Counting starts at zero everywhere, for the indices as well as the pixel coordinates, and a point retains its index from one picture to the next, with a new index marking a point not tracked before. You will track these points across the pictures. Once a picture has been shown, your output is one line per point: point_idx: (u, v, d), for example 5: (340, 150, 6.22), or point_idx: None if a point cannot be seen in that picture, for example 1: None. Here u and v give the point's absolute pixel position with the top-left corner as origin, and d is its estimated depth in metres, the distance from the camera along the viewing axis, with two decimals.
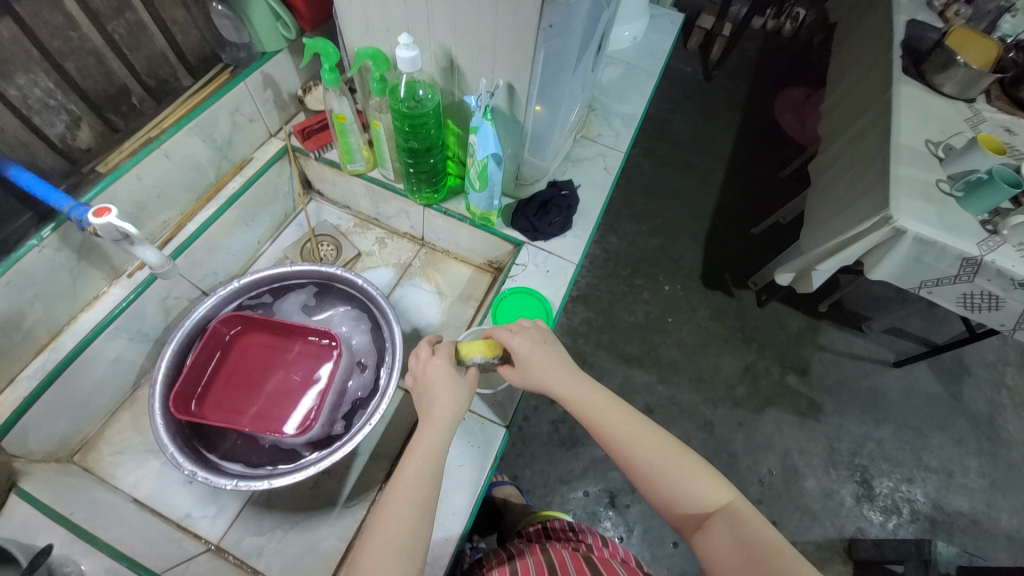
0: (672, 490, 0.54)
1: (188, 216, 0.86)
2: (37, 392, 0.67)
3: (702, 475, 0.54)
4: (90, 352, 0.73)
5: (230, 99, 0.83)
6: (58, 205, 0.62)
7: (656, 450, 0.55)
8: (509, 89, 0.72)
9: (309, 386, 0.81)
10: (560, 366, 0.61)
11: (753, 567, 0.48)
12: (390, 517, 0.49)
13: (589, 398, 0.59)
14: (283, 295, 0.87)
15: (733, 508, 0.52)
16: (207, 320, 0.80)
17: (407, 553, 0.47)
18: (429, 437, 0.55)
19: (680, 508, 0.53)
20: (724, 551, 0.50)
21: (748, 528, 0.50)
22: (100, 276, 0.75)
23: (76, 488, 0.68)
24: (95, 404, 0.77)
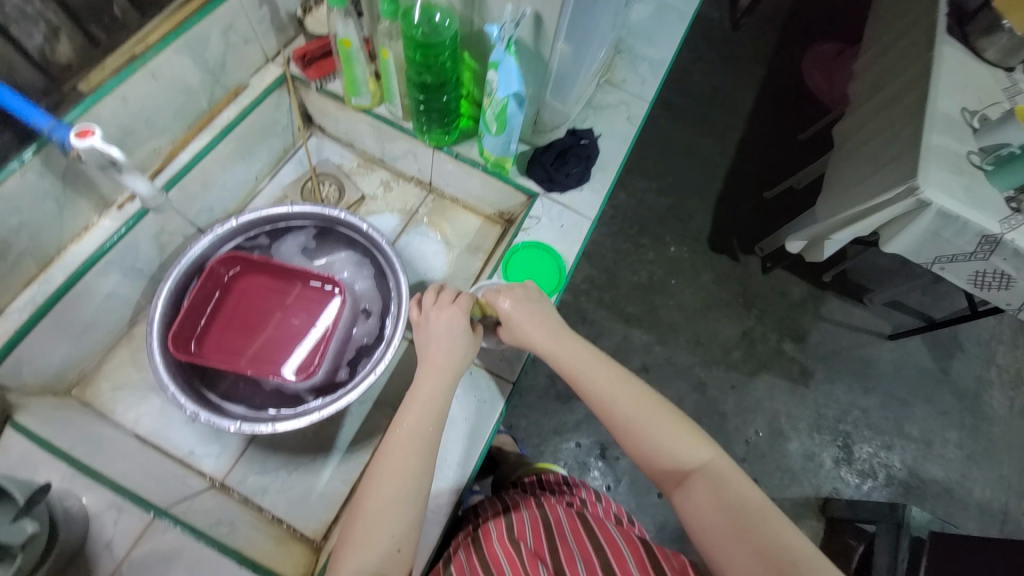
0: (653, 447, 0.53)
1: (180, 145, 0.79)
2: (29, 326, 0.65)
3: (684, 432, 0.53)
4: (82, 287, 0.69)
5: (223, 15, 0.75)
6: (36, 124, 0.57)
7: (635, 407, 0.54)
8: (537, 19, 0.65)
9: (310, 330, 0.79)
10: (545, 325, 0.59)
11: (729, 524, 0.48)
12: (397, 472, 0.48)
13: (572, 356, 0.57)
14: (281, 238, 0.83)
15: (713, 466, 0.51)
16: (203, 258, 0.77)
17: (411, 503, 0.47)
18: (433, 386, 0.54)
19: (659, 465, 0.53)
20: (702, 508, 0.50)
21: (727, 487, 0.50)
22: (89, 207, 0.70)
23: (76, 423, 0.67)
24: (91, 339, 0.75)
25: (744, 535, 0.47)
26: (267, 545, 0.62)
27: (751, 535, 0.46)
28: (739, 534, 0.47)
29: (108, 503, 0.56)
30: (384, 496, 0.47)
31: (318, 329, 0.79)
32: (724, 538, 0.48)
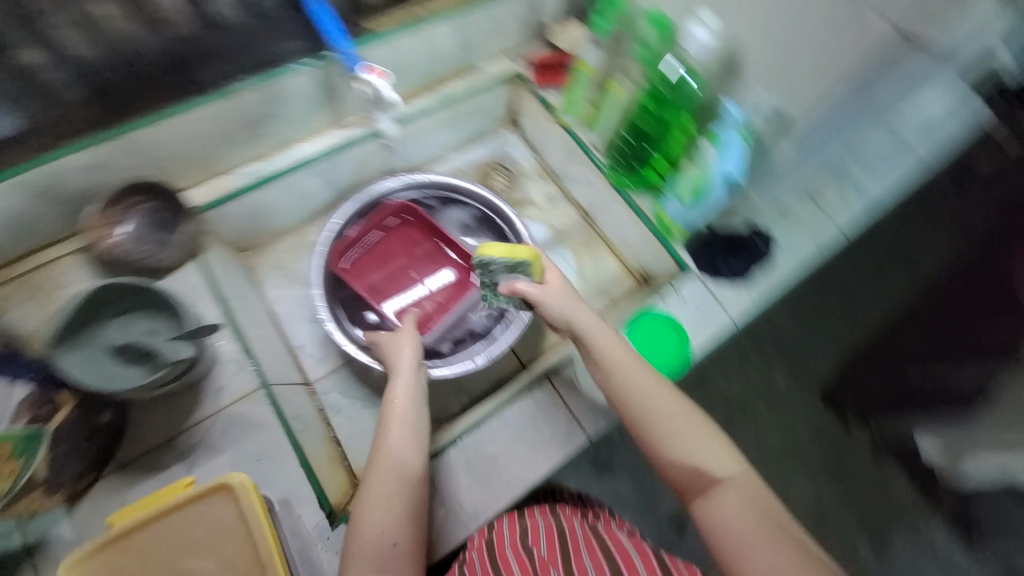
0: (680, 451, 0.54)
1: (409, 97, 0.86)
2: (245, 191, 0.74)
3: (713, 441, 0.54)
4: (290, 179, 0.79)
5: (500, 10, 0.82)
6: (338, 47, 0.66)
7: (664, 402, 0.56)
8: (779, 113, 0.66)
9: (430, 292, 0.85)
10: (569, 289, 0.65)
11: (758, 530, 0.48)
12: (385, 460, 0.56)
13: (613, 348, 0.60)
14: (448, 206, 0.90)
15: (731, 479, 0.52)
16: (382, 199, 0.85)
17: (399, 495, 0.54)
18: (405, 377, 0.63)
19: (683, 471, 0.54)
20: (727, 517, 0.50)
21: (755, 497, 0.50)
22: (326, 117, 0.78)
23: (239, 281, 0.77)
24: (273, 221, 0.83)
25: (763, 543, 0.47)
26: (326, 457, 0.67)
27: (788, 534, 0.47)
28: (765, 540, 0.47)
29: (233, 357, 0.64)
30: (374, 485, 0.55)
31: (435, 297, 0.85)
32: (743, 542, 0.48)
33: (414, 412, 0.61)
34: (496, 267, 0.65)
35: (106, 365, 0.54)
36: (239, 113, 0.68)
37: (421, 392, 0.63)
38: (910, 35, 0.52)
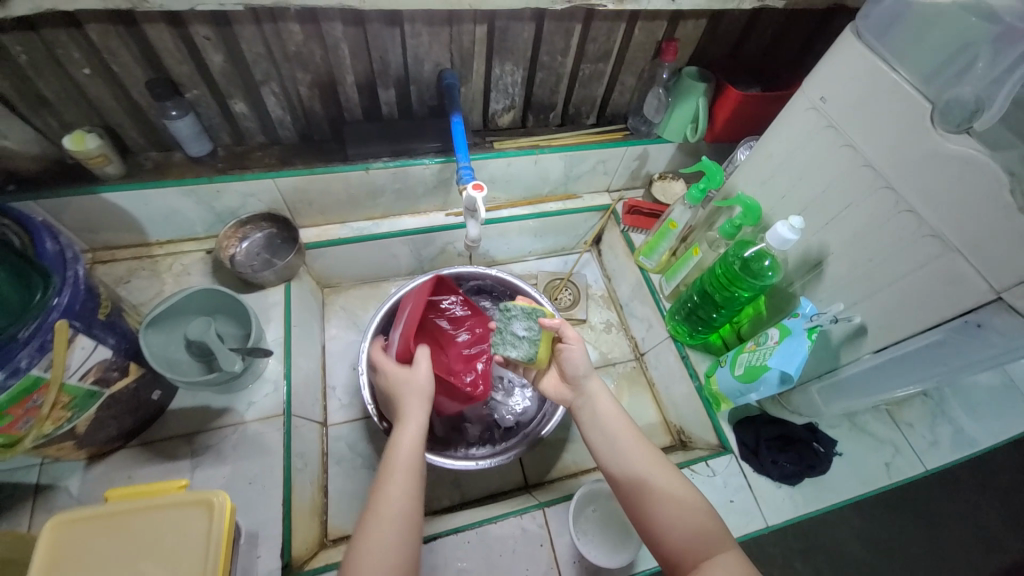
0: (664, 521, 0.49)
1: (509, 204, 0.96)
2: (345, 242, 0.86)
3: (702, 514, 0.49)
4: (385, 242, 0.89)
5: (608, 153, 0.91)
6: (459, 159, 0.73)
7: (648, 470, 0.52)
8: (857, 325, 0.62)
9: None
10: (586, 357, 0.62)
11: None
12: (379, 516, 0.49)
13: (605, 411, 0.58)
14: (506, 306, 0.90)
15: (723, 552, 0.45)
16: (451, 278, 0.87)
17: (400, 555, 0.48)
18: (412, 426, 0.57)
19: (670, 542, 0.48)
20: None
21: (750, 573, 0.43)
22: (433, 202, 0.90)
23: (308, 312, 0.85)
24: (357, 269, 0.93)
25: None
26: (305, 504, 0.67)
27: None
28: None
29: (273, 379, 0.70)
30: (362, 528, 0.49)
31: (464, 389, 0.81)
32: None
33: (416, 467, 0.54)
34: (516, 314, 0.62)
35: (178, 351, 0.63)
36: (368, 183, 0.82)
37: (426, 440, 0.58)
38: (1010, 303, 0.46)
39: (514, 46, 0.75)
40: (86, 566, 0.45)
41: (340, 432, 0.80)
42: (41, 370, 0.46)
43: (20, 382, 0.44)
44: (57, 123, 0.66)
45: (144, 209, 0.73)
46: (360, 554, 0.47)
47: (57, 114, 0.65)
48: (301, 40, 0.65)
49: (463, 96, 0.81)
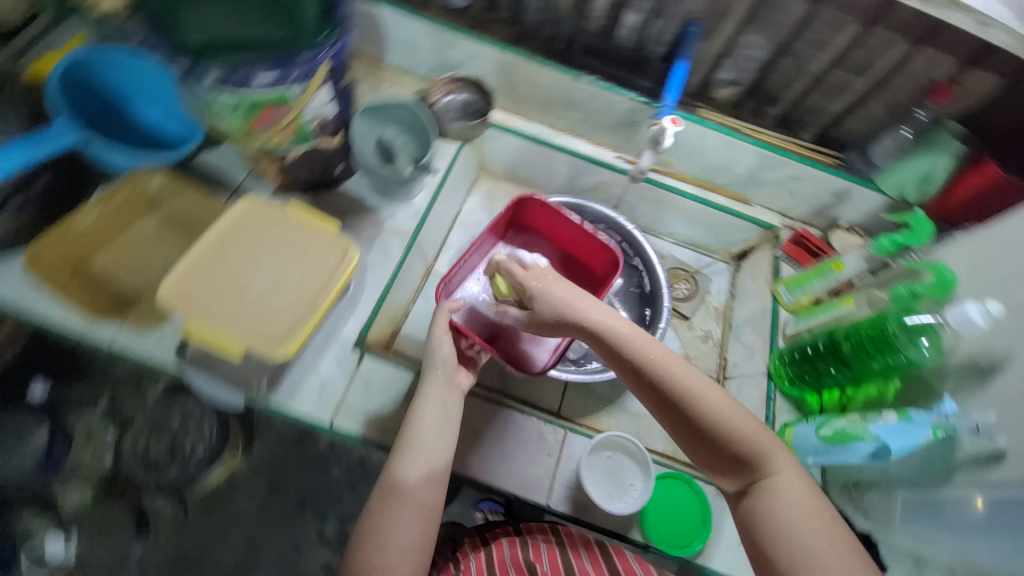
0: (715, 455, 0.51)
1: (678, 175, 0.94)
2: (521, 134, 0.92)
3: (756, 445, 0.49)
4: (553, 152, 0.94)
5: (807, 171, 0.85)
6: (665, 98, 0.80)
7: (697, 413, 0.50)
8: (995, 450, 0.54)
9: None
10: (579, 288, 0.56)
11: (821, 529, 0.45)
12: (402, 491, 0.52)
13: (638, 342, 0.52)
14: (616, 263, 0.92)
15: (780, 476, 0.48)
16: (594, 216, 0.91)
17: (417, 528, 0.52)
18: (433, 409, 0.58)
19: (719, 467, 0.51)
20: (787, 508, 0.47)
21: (803, 500, 0.47)
22: (614, 136, 0.92)
23: (463, 177, 0.93)
24: (513, 166, 0.98)
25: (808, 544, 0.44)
26: (391, 311, 0.77)
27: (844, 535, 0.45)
28: (824, 532, 0.45)
29: (416, 207, 0.80)
30: (393, 499, 0.52)
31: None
32: (814, 546, 0.44)
33: (435, 453, 0.55)
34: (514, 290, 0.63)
35: (374, 136, 0.75)
36: (569, 91, 0.86)
37: (451, 427, 0.57)
38: None
39: (777, 21, 0.72)
40: (249, 240, 0.58)
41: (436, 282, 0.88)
42: (292, 91, 0.58)
43: (278, 91, 0.57)
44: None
45: (396, 32, 0.85)
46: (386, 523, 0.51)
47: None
48: None
49: (698, 50, 0.80)
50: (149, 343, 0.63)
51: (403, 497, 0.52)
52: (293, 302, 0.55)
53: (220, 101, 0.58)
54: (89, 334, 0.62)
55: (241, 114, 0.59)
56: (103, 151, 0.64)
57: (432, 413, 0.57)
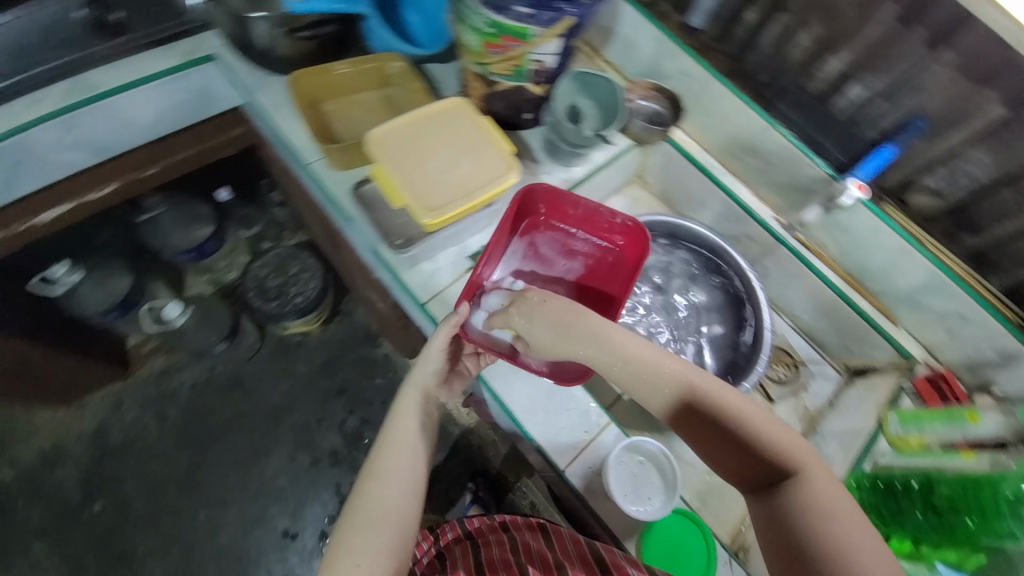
0: (734, 457, 0.56)
1: (830, 261, 0.88)
2: (691, 158, 0.94)
3: (777, 436, 0.55)
4: (713, 187, 0.94)
5: (980, 316, 0.76)
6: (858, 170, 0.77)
7: (712, 416, 0.56)
8: None
9: (644, 293, 0.90)
10: (551, 317, 0.61)
11: (845, 514, 0.51)
12: (376, 499, 0.62)
13: (652, 354, 0.58)
14: (726, 307, 0.88)
15: (806, 466, 0.54)
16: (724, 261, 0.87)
17: (386, 528, 0.60)
18: (409, 423, 0.68)
19: (739, 468, 0.56)
20: (814, 495, 0.52)
21: (824, 493, 0.52)
22: (780, 196, 0.90)
23: (620, 174, 0.98)
24: (668, 185, 1.00)
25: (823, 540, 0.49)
26: None
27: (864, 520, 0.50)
28: (848, 519, 0.50)
29: (571, 176, 0.87)
30: (366, 505, 0.61)
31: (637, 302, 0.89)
32: (838, 539, 0.49)
33: (407, 461, 0.65)
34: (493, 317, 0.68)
35: (570, 99, 0.81)
36: (756, 137, 0.86)
37: (423, 432, 0.69)
38: None
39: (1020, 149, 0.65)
40: (414, 132, 0.66)
41: None
42: (532, 30, 0.68)
43: (523, 26, 0.67)
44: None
45: (621, 28, 0.91)
46: (356, 528, 0.60)
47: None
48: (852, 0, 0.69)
49: (912, 147, 0.75)
50: (332, 177, 0.77)
51: (376, 502, 0.62)
52: (446, 191, 0.64)
53: (474, 19, 0.69)
54: (301, 152, 0.80)
55: (484, 34, 0.70)
56: (370, 27, 0.81)
57: (410, 423, 0.68)
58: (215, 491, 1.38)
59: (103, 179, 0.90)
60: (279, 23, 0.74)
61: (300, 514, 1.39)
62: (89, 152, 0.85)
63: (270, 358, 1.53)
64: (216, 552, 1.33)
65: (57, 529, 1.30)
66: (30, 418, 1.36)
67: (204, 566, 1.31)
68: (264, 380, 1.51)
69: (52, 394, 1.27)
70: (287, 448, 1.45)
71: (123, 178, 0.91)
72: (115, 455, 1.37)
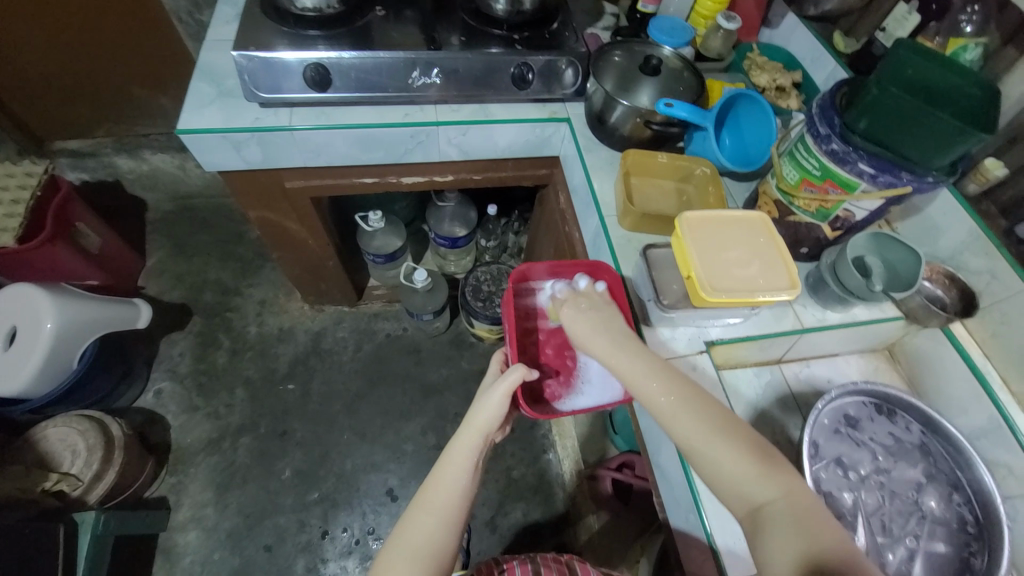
0: (724, 476, 0.60)
1: None
2: (967, 358, 0.86)
3: (759, 452, 0.61)
4: (982, 398, 0.84)
5: None
6: None
7: (702, 430, 0.62)
8: None
9: (861, 465, 0.80)
10: (594, 324, 0.76)
11: (827, 532, 0.54)
12: (420, 534, 0.74)
13: (652, 369, 0.68)
14: (954, 526, 0.75)
15: (790, 485, 0.59)
16: (962, 468, 0.78)
17: (426, 561, 0.72)
18: (456, 466, 0.78)
19: (731, 490, 0.60)
20: (798, 515, 0.56)
21: (806, 510, 0.56)
22: None
23: (872, 342, 0.94)
24: (921, 373, 0.92)
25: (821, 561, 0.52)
26: (737, 351, 0.89)
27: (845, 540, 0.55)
28: (833, 537, 0.54)
29: (825, 318, 0.88)
30: (409, 532, 0.74)
31: (850, 468, 0.80)
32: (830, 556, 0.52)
33: (455, 497, 0.77)
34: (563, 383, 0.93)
35: (862, 254, 0.86)
36: None
37: (471, 471, 0.79)
38: None
39: None
40: (705, 232, 0.79)
41: (774, 373, 0.93)
42: (861, 185, 0.76)
43: (855, 180, 0.76)
44: (999, 147, 0.85)
45: (930, 212, 0.92)
46: (398, 557, 0.72)
47: (1009, 146, 0.84)
48: None
49: None
50: (618, 233, 0.95)
51: (420, 530, 0.74)
52: (735, 281, 0.74)
53: (807, 159, 0.80)
54: (601, 207, 0.99)
55: (810, 174, 0.81)
56: (697, 136, 1.01)
57: (462, 465, 0.79)
58: (361, 423, 1.62)
59: (449, 171, 1.23)
60: (638, 115, 0.98)
61: (407, 483, 1.53)
62: (457, 152, 1.17)
63: (446, 344, 1.78)
64: (338, 471, 1.54)
65: (260, 386, 1.66)
66: (287, 300, 1.81)
67: (326, 477, 1.53)
68: (434, 358, 1.75)
69: (313, 293, 1.67)
70: (423, 421, 1.64)
71: (459, 174, 1.24)
72: (317, 356, 1.72)
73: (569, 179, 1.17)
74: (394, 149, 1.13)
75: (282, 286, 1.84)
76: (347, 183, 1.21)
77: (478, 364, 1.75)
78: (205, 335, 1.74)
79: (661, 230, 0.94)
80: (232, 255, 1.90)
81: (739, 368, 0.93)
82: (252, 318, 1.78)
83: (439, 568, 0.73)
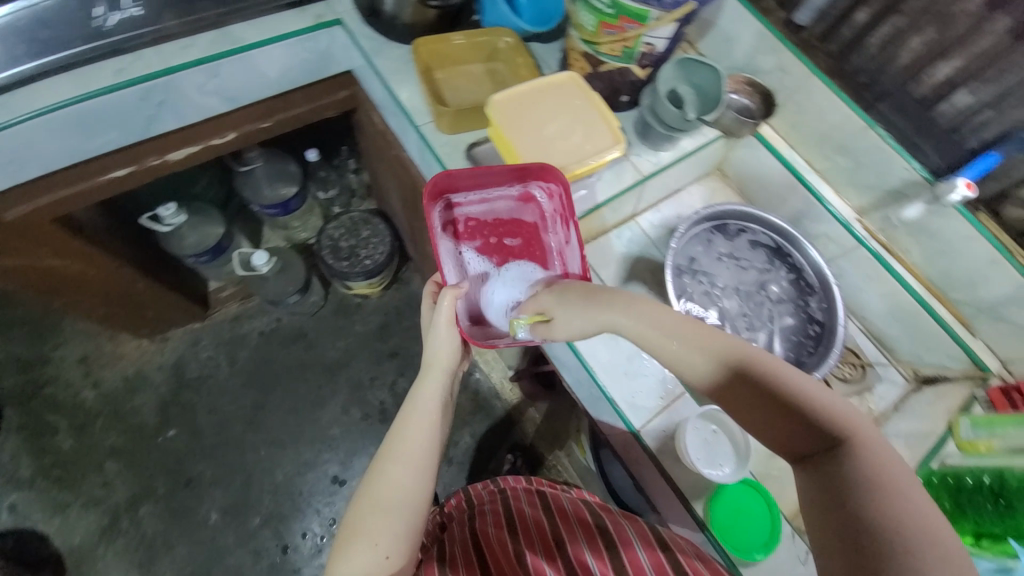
0: (762, 429, 0.56)
1: (909, 268, 0.89)
2: (778, 157, 0.94)
3: (812, 403, 0.53)
4: (795, 185, 0.95)
5: None
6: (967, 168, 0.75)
7: (736, 382, 0.56)
8: None
9: (721, 280, 0.89)
10: (583, 299, 0.65)
11: (888, 491, 0.48)
12: (384, 489, 0.69)
13: (672, 324, 0.61)
14: (802, 296, 0.88)
15: (854, 436, 0.52)
16: (796, 251, 0.90)
17: (398, 514, 0.68)
18: (425, 415, 0.72)
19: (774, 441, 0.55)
20: (854, 466, 0.50)
21: (865, 463, 0.50)
22: (866, 196, 0.91)
23: (705, 167, 1.00)
24: (748, 180, 1.01)
25: (857, 504, 0.48)
26: (594, 223, 0.89)
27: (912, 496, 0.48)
28: (900, 496, 0.47)
29: (659, 160, 0.89)
30: (375, 487, 0.69)
31: (713, 289, 0.88)
32: (891, 514, 0.46)
33: (422, 446, 0.71)
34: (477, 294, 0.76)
35: (672, 84, 0.85)
36: (851, 137, 0.87)
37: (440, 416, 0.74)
38: None
39: None
40: (525, 108, 0.74)
41: (634, 227, 0.96)
42: (651, 12, 0.71)
43: (643, 8, 0.71)
44: None
45: (722, 22, 0.93)
46: (367, 514, 0.68)
47: None
48: (966, 11, 0.70)
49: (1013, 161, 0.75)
50: (440, 140, 0.84)
51: (382, 484, 0.69)
52: (562, 157, 0.72)
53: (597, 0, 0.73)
54: (414, 116, 0.86)
55: (604, 16, 0.74)
56: (487, 4, 0.88)
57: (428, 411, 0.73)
58: (273, 432, 1.48)
59: (226, 128, 0.99)
60: None
61: (349, 463, 1.47)
62: (221, 99, 0.93)
63: (330, 316, 1.62)
64: (271, 487, 1.43)
65: (134, 448, 1.42)
66: (115, 346, 1.48)
67: (261, 499, 1.41)
68: (324, 335, 1.60)
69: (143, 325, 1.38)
70: (341, 401, 1.54)
71: (242, 128, 1.00)
72: (188, 388, 1.48)
73: (372, 93, 0.99)
74: (131, 122, 0.86)
75: (99, 332, 1.49)
76: (99, 184, 0.92)
77: (373, 322, 1.64)
78: (29, 426, 1.39)
79: (483, 124, 0.85)
80: (12, 322, 1.47)
81: (602, 236, 0.94)
82: (82, 381, 1.45)
83: (412, 519, 0.69)
